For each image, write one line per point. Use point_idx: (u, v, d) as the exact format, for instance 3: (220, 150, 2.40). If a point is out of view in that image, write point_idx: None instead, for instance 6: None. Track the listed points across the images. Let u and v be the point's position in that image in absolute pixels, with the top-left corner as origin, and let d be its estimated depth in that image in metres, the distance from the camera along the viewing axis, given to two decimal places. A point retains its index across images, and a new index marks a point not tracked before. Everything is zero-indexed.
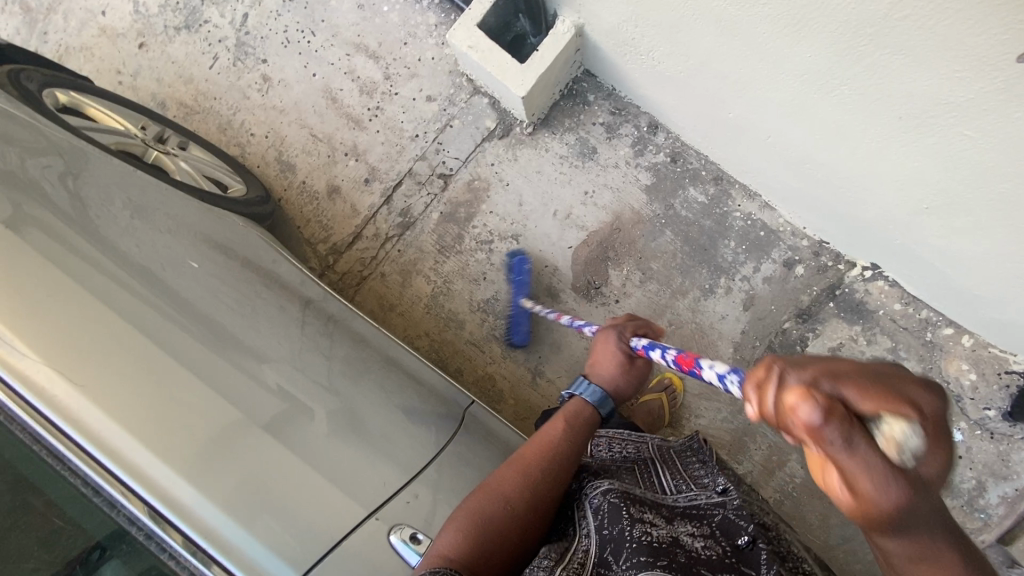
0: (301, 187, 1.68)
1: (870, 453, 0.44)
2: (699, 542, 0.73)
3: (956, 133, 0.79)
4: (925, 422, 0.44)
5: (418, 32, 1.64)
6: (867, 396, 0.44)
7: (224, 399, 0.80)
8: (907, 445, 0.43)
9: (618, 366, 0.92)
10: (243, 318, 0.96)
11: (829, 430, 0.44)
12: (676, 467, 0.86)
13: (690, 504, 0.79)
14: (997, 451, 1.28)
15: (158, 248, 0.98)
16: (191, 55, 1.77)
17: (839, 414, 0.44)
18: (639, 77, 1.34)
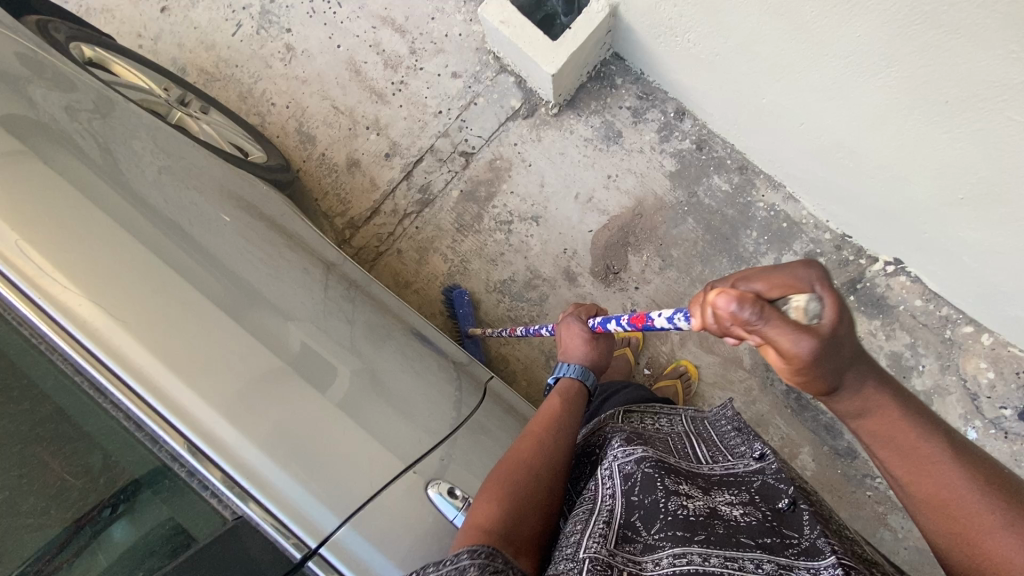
0: (321, 158, 1.66)
1: (785, 321, 0.50)
2: (738, 508, 0.71)
3: (1005, 117, 0.79)
4: (822, 292, 0.51)
5: (446, 7, 1.62)
6: (767, 280, 0.52)
7: (264, 347, 0.79)
8: (808, 308, 0.51)
9: (586, 343, 1.03)
10: (271, 276, 0.95)
11: (746, 311, 0.50)
12: (710, 440, 0.86)
13: (725, 473, 0.78)
14: (1011, 450, 1.29)
15: (187, 202, 0.97)
16: (213, 21, 1.76)
17: (755, 299, 0.50)
18: (672, 61, 1.33)
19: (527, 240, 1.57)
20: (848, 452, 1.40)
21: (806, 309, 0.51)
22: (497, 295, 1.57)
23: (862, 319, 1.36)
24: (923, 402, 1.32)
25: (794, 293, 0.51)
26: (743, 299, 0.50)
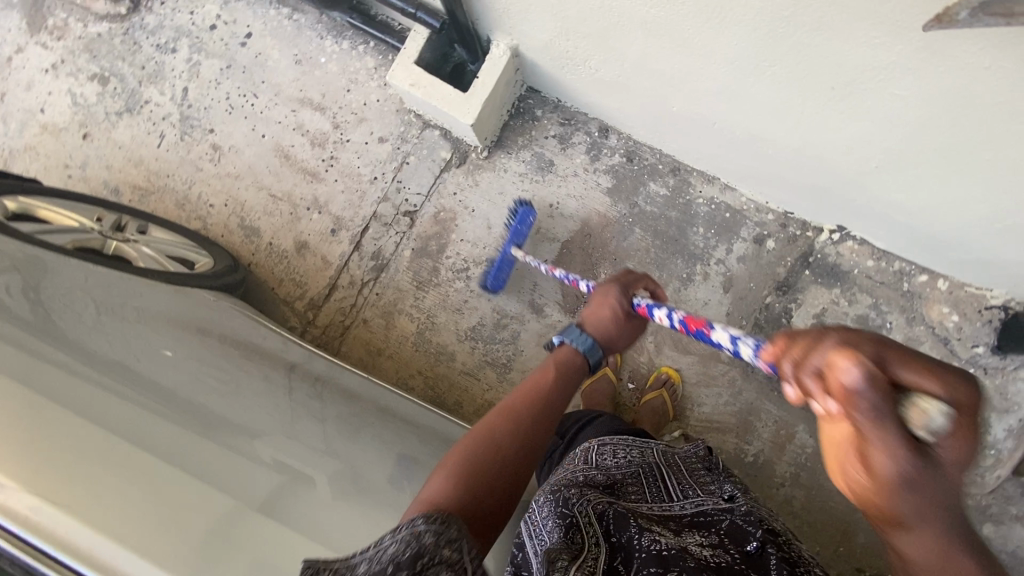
0: (269, 248, 1.67)
1: (893, 422, 0.46)
2: (707, 550, 0.72)
3: (887, 93, 0.81)
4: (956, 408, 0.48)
5: (359, 77, 1.65)
6: (910, 367, 0.48)
7: (215, 489, 0.76)
8: (933, 422, 0.47)
9: (615, 316, 0.98)
10: (228, 397, 0.96)
11: (862, 389, 0.46)
12: (682, 475, 0.89)
13: (696, 512, 0.80)
14: (993, 385, 1.31)
15: (131, 342, 0.98)
16: (137, 138, 1.77)
17: (879, 381, 0.46)
18: (582, 86, 1.36)
19: None
20: None
21: (932, 429, 0.47)
22: (470, 344, 1.58)
23: (821, 291, 1.38)
24: None
25: (930, 399, 0.47)
26: (868, 371, 0.46)
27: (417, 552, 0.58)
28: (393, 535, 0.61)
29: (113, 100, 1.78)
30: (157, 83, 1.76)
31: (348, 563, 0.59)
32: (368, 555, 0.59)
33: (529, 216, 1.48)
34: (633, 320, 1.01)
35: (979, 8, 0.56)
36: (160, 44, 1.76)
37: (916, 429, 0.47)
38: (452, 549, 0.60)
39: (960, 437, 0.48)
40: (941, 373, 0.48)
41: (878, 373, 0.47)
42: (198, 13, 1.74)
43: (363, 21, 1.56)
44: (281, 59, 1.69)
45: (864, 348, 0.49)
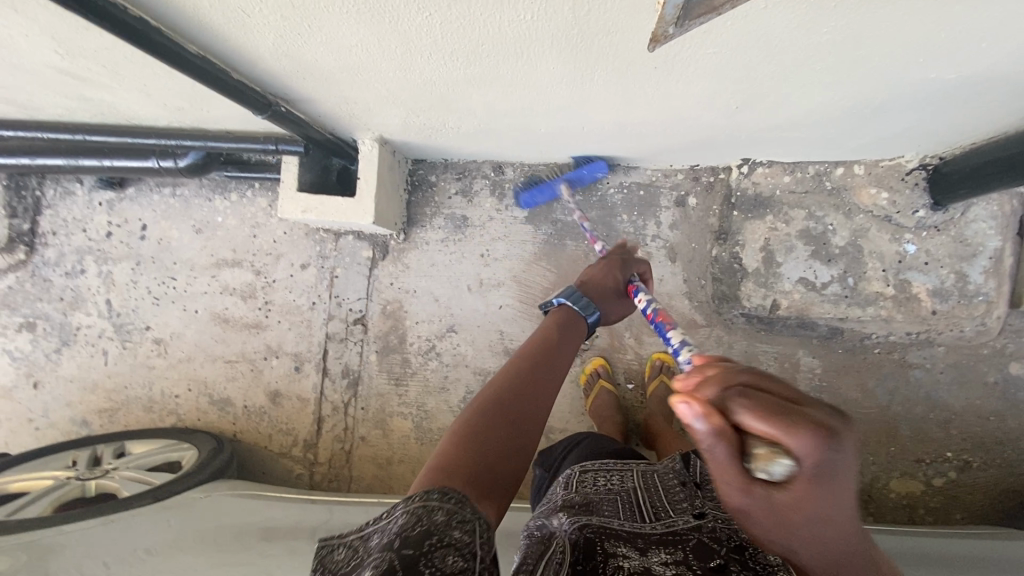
0: (246, 411, 1.66)
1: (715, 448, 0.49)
2: (670, 568, 0.72)
3: (704, 53, 0.82)
4: (809, 474, 0.46)
5: (260, 220, 1.67)
6: (766, 421, 0.47)
7: None
8: (772, 468, 0.47)
9: (612, 288, 1.11)
10: None
11: (702, 430, 0.49)
12: (659, 498, 0.91)
13: (666, 531, 0.81)
14: (951, 238, 1.31)
15: None
16: (83, 365, 1.76)
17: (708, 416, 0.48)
18: (456, 142, 1.39)
19: (457, 352, 1.58)
20: (836, 331, 1.40)
21: (773, 477, 0.48)
22: None
23: (757, 225, 1.39)
24: (854, 252, 1.34)
25: (779, 455, 0.46)
26: (696, 413, 0.48)
27: (427, 531, 0.60)
28: (406, 506, 0.65)
29: (47, 341, 1.78)
30: (80, 307, 1.77)
31: (362, 533, 0.65)
32: (380, 526, 0.64)
33: (600, 168, 1.42)
34: (626, 298, 1.14)
35: (683, 18, 0.55)
36: (69, 270, 1.78)
37: (758, 468, 0.48)
38: (463, 530, 0.61)
39: (811, 493, 0.47)
40: (807, 429, 0.46)
41: (719, 420, 0.48)
42: (91, 227, 1.77)
43: (240, 169, 1.57)
44: (182, 235, 1.71)
45: (733, 394, 0.49)
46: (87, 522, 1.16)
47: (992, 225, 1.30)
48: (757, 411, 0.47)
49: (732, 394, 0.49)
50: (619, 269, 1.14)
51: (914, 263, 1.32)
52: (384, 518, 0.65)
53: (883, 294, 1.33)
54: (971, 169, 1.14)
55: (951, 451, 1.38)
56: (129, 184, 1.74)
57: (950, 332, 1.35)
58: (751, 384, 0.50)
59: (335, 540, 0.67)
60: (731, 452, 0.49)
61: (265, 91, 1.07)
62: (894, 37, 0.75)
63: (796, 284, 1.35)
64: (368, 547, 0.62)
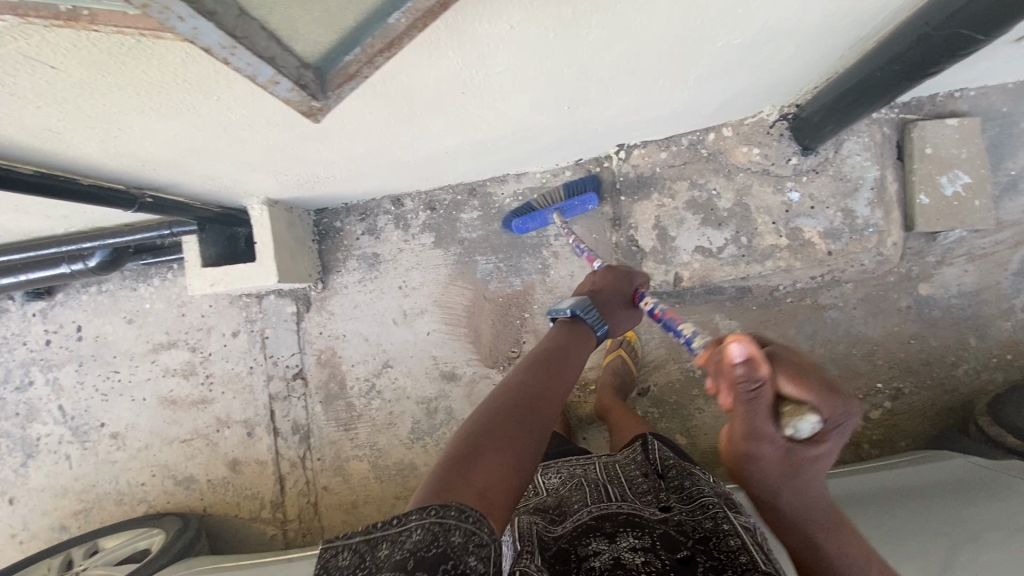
0: (210, 485, 1.69)
1: (758, 395, 0.59)
2: (639, 556, 0.77)
3: (501, 75, 0.85)
4: (829, 426, 0.59)
5: (185, 298, 1.70)
6: (793, 381, 0.59)
7: None
8: (801, 425, 0.59)
9: (623, 295, 1.15)
10: None
11: (744, 374, 0.59)
12: (624, 486, 0.95)
13: (632, 518, 0.86)
14: (831, 178, 1.33)
15: None
16: (50, 472, 1.80)
17: (758, 368, 0.58)
18: (343, 187, 1.43)
19: (397, 385, 1.61)
20: (744, 290, 1.42)
21: (800, 434, 0.59)
22: (420, 444, 1.60)
23: (645, 204, 1.41)
24: (742, 212, 1.37)
25: (806, 413, 0.58)
26: (745, 355, 0.58)
27: (442, 553, 0.56)
28: (418, 516, 0.60)
29: (12, 456, 1.82)
30: (36, 417, 1.80)
31: (372, 539, 0.60)
32: (392, 535, 0.59)
33: (591, 202, 1.40)
34: (634, 309, 1.16)
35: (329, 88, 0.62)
36: (18, 385, 1.81)
37: (789, 424, 0.59)
38: (479, 557, 0.57)
39: (828, 439, 0.62)
40: (831, 394, 0.59)
41: (762, 370, 0.58)
42: (30, 340, 1.80)
43: (153, 255, 1.61)
44: (116, 328, 1.75)
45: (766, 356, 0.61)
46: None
47: (865, 157, 1.32)
48: (784, 370, 0.60)
49: (766, 354, 0.62)
50: (626, 282, 1.16)
51: (801, 209, 1.35)
52: (394, 525, 0.60)
53: (778, 246, 1.36)
54: (820, 113, 1.17)
55: (881, 381, 1.40)
56: (57, 291, 1.78)
57: (851, 268, 1.37)
58: (776, 350, 0.63)
59: (339, 540, 0.62)
60: (770, 401, 0.60)
61: (129, 187, 1.11)
62: (659, 21, 0.77)
63: (693, 254, 1.38)
64: (377, 559, 0.58)
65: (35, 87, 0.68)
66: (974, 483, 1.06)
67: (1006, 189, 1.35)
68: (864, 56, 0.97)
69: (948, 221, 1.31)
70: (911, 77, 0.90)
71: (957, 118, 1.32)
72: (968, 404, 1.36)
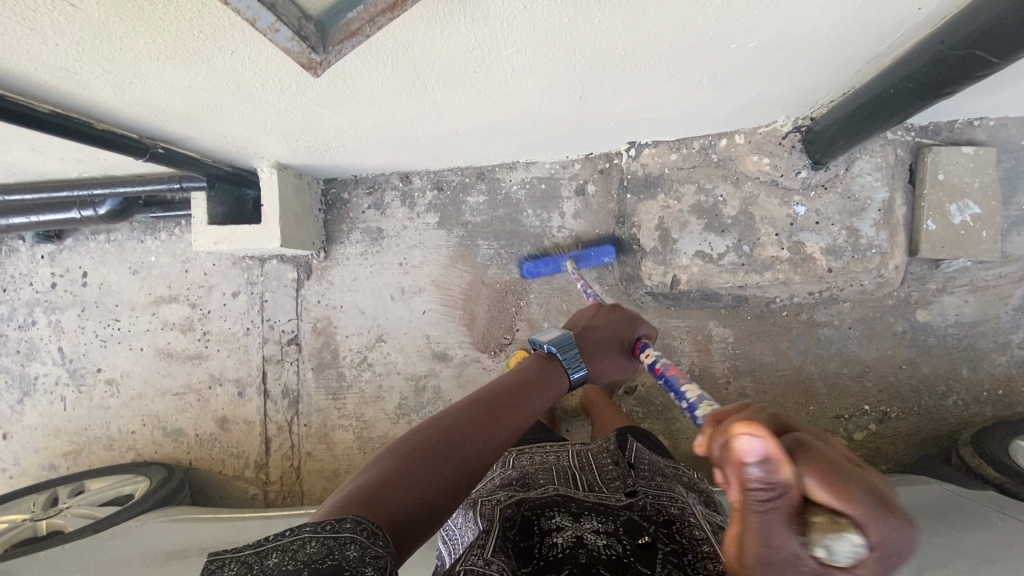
0: (198, 439, 1.72)
1: (778, 498, 0.43)
2: (602, 537, 0.76)
3: (509, 56, 0.86)
4: (875, 553, 0.42)
5: (190, 255, 1.73)
6: (829, 486, 0.42)
7: None
8: (834, 544, 0.42)
9: (620, 341, 1.15)
10: None
11: (762, 480, 0.42)
12: (593, 473, 0.95)
13: (597, 501, 0.85)
14: (839, 195, 1.33)
15: None
16: (45, 411, 1.84)
17: (782, 461, 0.41)
18: (352, 158, 1.44)
19: (389, 360, 1.63)
20: (740, 299, 1.42)
21: (833, 556, 0.43)
22: (405, 421, 1.62)
23: (651, 204, 1.42)
24: (746, 220, 1.36)
25: (843, 529, 0.42)
26: (766, 454, 0.41)
27: (335, 563, 0.55)
28: (315, 527, 0.60)
29: (10, 392, 1.86)
30: (36, 356, 1.84)
31: (260, 551, 0.58)
32: (283, 545, 0.58)
33: (608, 254, 1.46)
34: (626, 360, 1.15)
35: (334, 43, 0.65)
36: (21, 323, 1.85)
37: (815, 544, 0.43)
38: (375, 565, 0.57)
39: (872, 570, 0.44)
40: (878, 511, 0.42)
41: (787, 471, 0.42)
42: (36, 280, 1.84)
43: (163, 209, 1.64)
44: (120, 277, 1.78)
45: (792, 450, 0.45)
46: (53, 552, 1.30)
47: (877, 177, 1.32)
48: (817, 471, 0.43)
49: (792, 445, 0.45)
50: (629, 329, 1.16)
51: (806, 223, 1.34)
52: (286, 536, 0.59)
53: (779, 258, 1.35)
54: (833, 127, 1.16)
55: (868, 403, 1.39)
56: (66, 235, 1.81)
57: (850, 287, 1.36)
58: (807, 440, 0.46)
59: (230, 552, 0.58)
60: (793, 509, 0.43)
61: (141, 135, 1.13)
62: (673, 16, 0.78)
63: (693, 258, 1.38)
64: (266, 569, 0.55)
65: (52, 24, 0.69)
66: (947, 509, 1.06)
67: (1015, 223, 1.33)
68: (880, 73, 0.96)
69: (953, 250, 1.30)
70: (923, 97, 0.90)
71: (973, 146, 1.31)
72: (953, 434, 1.35)
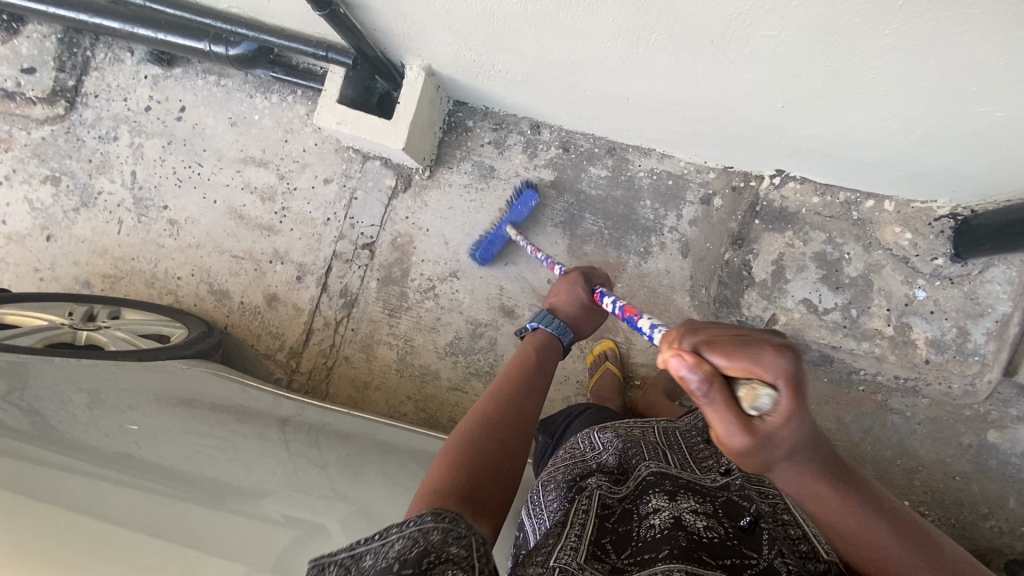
0: (241, 307, 1.70)
1: (707, 384, 0.52)
2: (701, 518, 0.75)
3: (761, 37, 0.83)
4: (788, 388, 0.51)
5: (294, 127, 1.69)
6: (733, 358, 0.52)
7: (232, 558, 0.81)
8: (755, 395, 0.52)
9: (586, 299, 1.10)
10: (219, 462, 1.03)
11: (693, 385, 0.52)
12: (684, 453, 0.94)
13: (692, 480, 0.84)
14: (962, 293, 1.31)
15: (160, 436, 1.06)
16: (97, 228, 1.80)
17: (701, 366, 0.52)
18: (501, 90, 1.40)
19: (455, 297, 1.60)
20: (826, 359, 1.40)
21: (760, 403, 0.52)
22: (451, 359, 1.60)
23: (775, 237, 1.39)
24: (863, 285, 1.34)
25: (758, 386, 0.51)
26: (692, 364, 0.52)
27: (426, 551, 0.58)
28: (401, 529, 0.61)
29: (68, 198, 1.81)
30: (107, 172, 1.80)
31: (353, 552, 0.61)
32: (372, 547, 0.61)
33: (534, 199, 1.50)
34: (597, 310, 1.12)
35: None
36: (102, 135, 1.80)
37: (746, 407, 0.53)
38: (461, 545, 0.60)
39: (792, 403, 0.52)
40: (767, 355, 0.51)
41: (705, 365, 0.52)
42: (132, 98, 1.79)
43: (286, 72, 1.61)
44: (217, 125, 1.74)
45: (698, 344, 0.55)
46: (81, 358, 1.28)
47: (1006, 289, 1.29)
48: (721, 351, 0.53)
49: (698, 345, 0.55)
50: (589, 287, 1.11)
51: (920, 308, 1.33)
52: (375, 539, 0.62)
53: (881, 332, 1.34)
54: (998, 226, 1.13)
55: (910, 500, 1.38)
56: (177, 65, 1.76)
57: (937, 385, 1.34)
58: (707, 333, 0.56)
59: (325, 558, 0.63)
60: (720, 389, 0.52)
61: None
62: (952, 54, 0.76)
63: (798, 304, 1.36)
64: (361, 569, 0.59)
65: None
66: None
67: None
68: None
69: None
70: None
71: None
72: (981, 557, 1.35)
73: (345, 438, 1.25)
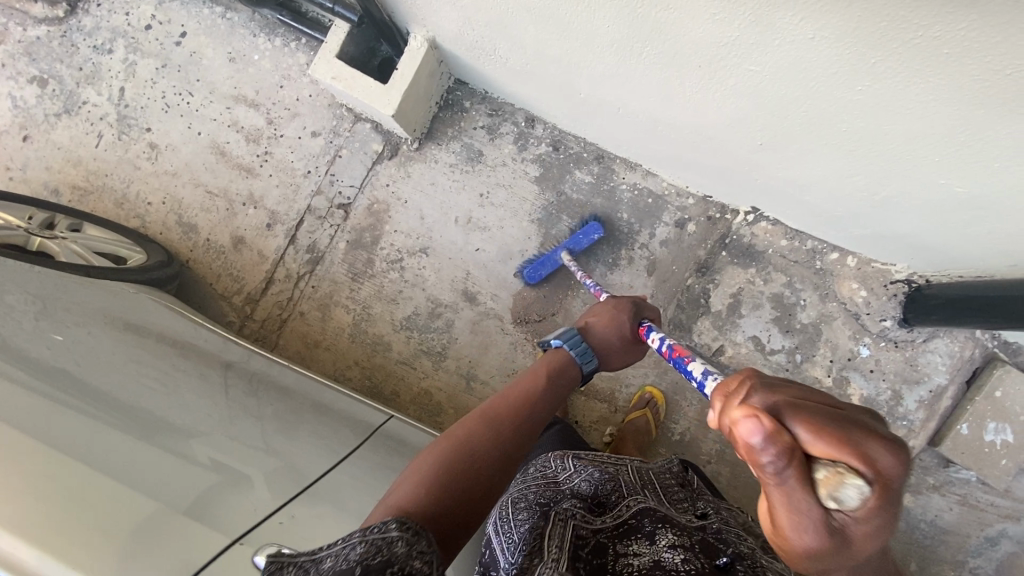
0: (207, 244, 1.68)
1: (782, 465, 0.44)
2: (678, 553, 0.79)
3: (745, 69, 0.84)
4: (877, 484, 0.44)
5: (292, 74, 1.67)
6: (817, 437, 0.45)
7: (144, 492, 0.71)
8: (844, 489, 0.44)
9: (621, 330, 1.07)
10: (153, 392, 0.99)
11: (769, 458, 0.44)
12: (659, 491, 0.96)
13: (670, 517, 0.87)
14: (904, 357, 1.35)
15: (94, 354, 1.03)
16: (76, 138, 1.76)
17: (780, 436, 0.45)
18: (500, 75, 1.39)
19: (420, 273, 1.61)
20: None
21: (844, 501, 0.44)
22: (405, 334, 1.60)
23: (738, 271, 1.42)
24: (812, 333, 1.38)
25: (846, 476, 0.44)
26: (767, 432, 0.45)
27: (387, 560, 0.59)
28: (362, 534, 0.63)
29: (51, 102, 1.77)
30: (95, 84, 1.76)
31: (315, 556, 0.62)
32: (334, 551, 0.62)
33: (597, 232, 1.47)
34: (634, 346, 1.09)
35: None
36: (98, 45, 1.77)
37: (825, 496, 0.44)
38: (424, 560, 0.62)
39: (882, 512, 0.45)
40: (854, 442, 0.45)
41: (783, 438, 0.45)
42: (134, 14, 1.75)
43: (292, 18, 1.59)
44: (215, 57, 1.71)
45: (781, 410, 0.48)
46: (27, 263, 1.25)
47: (944, 361, 1.33)
48: (805, 422, 0.46)
49: (774, 408, 0.48)
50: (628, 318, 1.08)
51: (861, 365, 1.36)
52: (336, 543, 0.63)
53: (820, 381, 1.37)
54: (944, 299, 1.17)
55: None
56: None
57: None
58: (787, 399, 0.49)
59: (285, 556, 0.64)
60: (797, 471, 0.45)
61: None
62: (920, 123, 0.77)
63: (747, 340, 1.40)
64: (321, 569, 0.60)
65: None
66: None
67: None
68: None
69: (968, 460, 1.32)
70: None
71: None
72: None
73: (281, 390, 1.25)
